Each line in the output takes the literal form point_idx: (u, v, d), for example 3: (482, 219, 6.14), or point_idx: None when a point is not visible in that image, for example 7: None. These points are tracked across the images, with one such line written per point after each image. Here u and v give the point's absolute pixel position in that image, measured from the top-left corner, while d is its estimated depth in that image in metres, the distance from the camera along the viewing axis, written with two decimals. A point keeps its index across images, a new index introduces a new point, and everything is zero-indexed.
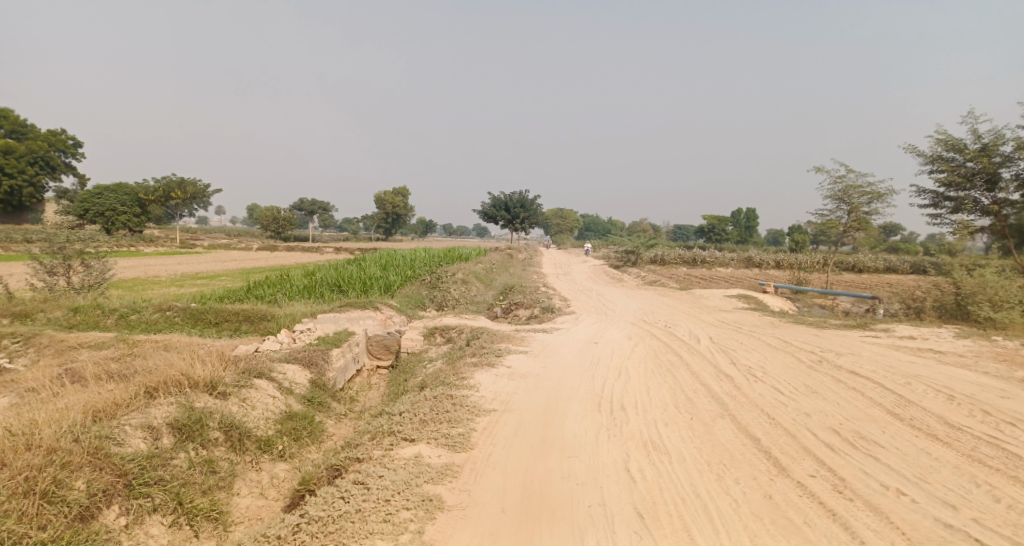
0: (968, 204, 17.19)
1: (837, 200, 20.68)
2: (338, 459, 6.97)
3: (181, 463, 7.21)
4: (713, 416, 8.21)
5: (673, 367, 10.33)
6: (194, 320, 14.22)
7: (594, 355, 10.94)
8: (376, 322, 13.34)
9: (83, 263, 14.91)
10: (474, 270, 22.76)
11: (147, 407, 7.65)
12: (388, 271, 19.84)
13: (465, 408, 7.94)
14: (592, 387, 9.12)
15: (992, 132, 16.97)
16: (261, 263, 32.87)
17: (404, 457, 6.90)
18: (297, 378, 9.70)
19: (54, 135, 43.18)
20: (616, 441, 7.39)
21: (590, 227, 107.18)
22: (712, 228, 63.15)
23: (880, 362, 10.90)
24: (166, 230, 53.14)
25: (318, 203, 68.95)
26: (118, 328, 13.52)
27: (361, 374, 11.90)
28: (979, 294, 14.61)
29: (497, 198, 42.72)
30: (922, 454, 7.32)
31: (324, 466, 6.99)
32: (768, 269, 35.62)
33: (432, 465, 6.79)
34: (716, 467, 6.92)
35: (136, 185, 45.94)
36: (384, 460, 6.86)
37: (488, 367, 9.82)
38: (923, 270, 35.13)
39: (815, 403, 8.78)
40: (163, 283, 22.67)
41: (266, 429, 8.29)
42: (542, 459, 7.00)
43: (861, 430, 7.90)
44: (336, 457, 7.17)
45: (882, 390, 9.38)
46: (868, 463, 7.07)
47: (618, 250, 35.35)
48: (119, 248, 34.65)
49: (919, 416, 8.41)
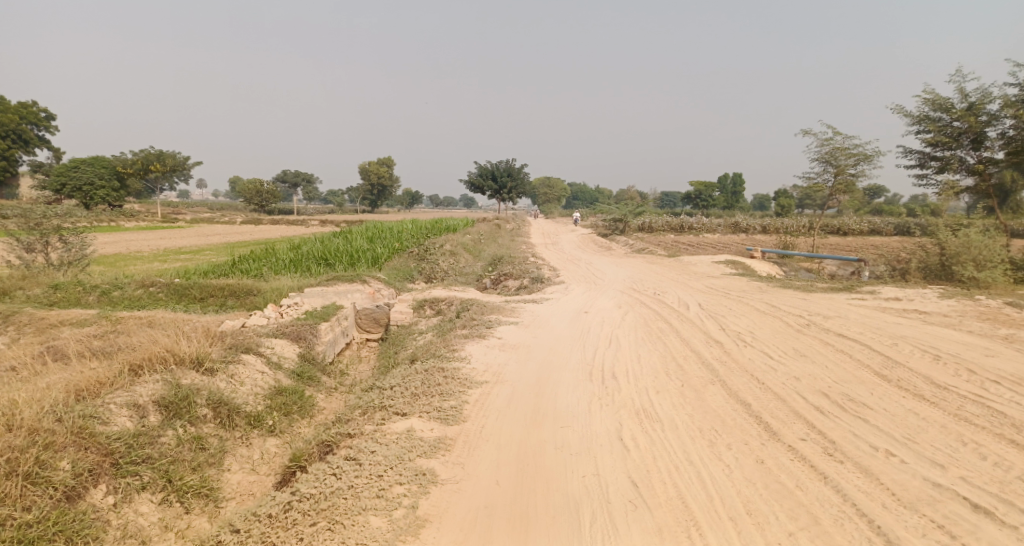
0: (954, 164, 17.18)
1: (824, 162, 20.63)
2: (329, 435, 6.92)
3: (169, 441, 7.13)
4: (704, 382, 8.22)
5: (663, 335, 10.33)
6: (178, 295, 14.06)
7: (584, 325, 10.92)
8: (364, 296, 13.25)
9: (61, 240, 14.66)
10: (462, 241, 22.63)
11: (132, 385, 7.55)
12: (375, 243, 19.68)
13: (457, 381, 7.90)
14: (583, 357, 9.11)
15: (978, 92, 16.92)
16: (245, 236, 32.55)
17: (396, 432, 6.85)
18: (285, 353, 9.63)
19: (24, 107, 42.05)
20: (609, 410, 7.38)
21: (576, 195, 106.84)
22: (698, 194, 63.17)
23: (867, 324, 10.95)
24: (147, 205, 52.42)
25: (303, 175, 68.25)
26: (100, 305, 13.34)
27: (350, 348, 11.83)
28: (963, 254, 14.68)
29: (484, 167, 42.42)
30: (909, 414, 7.36)
31: (315, 442, 6.94)
32: (755, 234, 35.72)
33: (425, 439, 6.76)
34: (709, 434, 6.93)
35: (114, 159, 45.15)
36: (376, 435, 6.81)
37: (479, 339, 9.77)
38: (907, 232, 35.33)
39: (804, 367, 8.80)
40: (145, 259, 22.39)
41: (256, 405, 8.23)
42: (535, 430, 6.98)
43: (850, 392, 7.93)
44: (327, 433, 7.11)
45: (870, 352, 9.42)
46: (857, 425, 7.10)
47: (606, 218, 35.27)
48: (99, 223, 34.17)
49: (906, 377, 8.46)
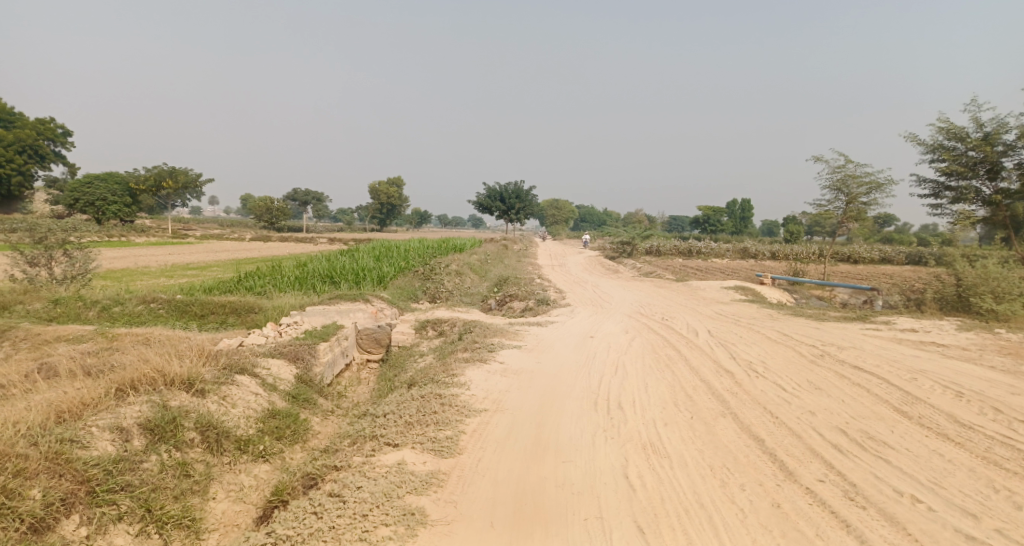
0: (970, 194, 16.82)
1: (835, 190, 20.31)
2: (314, 468, 6.56)
3: (151, 467, 6.80)
4: (714, 415, 7.84)
5: (672, 363, 9.95)
6: (178, 312, 13.78)
7: (590, 350, 10.54)
8: (367, 315, 12.95)
9: (64, 254, 14.41)
10: (469, 261, 22.36)
11: (117, 407, 7.25)
12: (381, 262, 19.41)
13: (455, 409, 7.53)
14: (587, 384, 8.75)
15: (994, 122, 16.62)
16: (251, 253, 32.37)
17: (386, 465, 6.50)
18: (282, 374, 9.30)
19: (41, 122, 42.29)
20: (614, 444, 7.00)
21: (585, 218, 106.62)
22: (707, 220, 62.98)
23: (883, 357, 10.54)
24: (157, 220, 52.48)
25: (313, 193, 68.33)
26: (99, 320, 13.08)
27: (350, 369, 11.52)
28: (980, 286, 14.26)
29: (493, 189, 42.23)
30: (934, 455, 6.96)
31: (299, 474, 6.59)
32: (764, 260, 35.31)
33: (417, 474, 6.39)
34: (720, 472, 6.54)
35: (125, 175, 45.29)
36: (365, 468, 6.46)
37: (481, 363, 9.42)
38: (918, 260, 34.87)
39: (819, 401, 8.41)
40: (152, 274, 22.18)
41: (247, 429, 7.89)
42: (535, 464, 6.62)
43: (868, 429, 7.54)
44: (312, 465, 6.75)
45: (888, 387, 9.01)
46: (879, 467, 6.70)
47: (613, 241, 34.94)
48: (108, 238, 34.11)
49: (927, 414, 8.06)
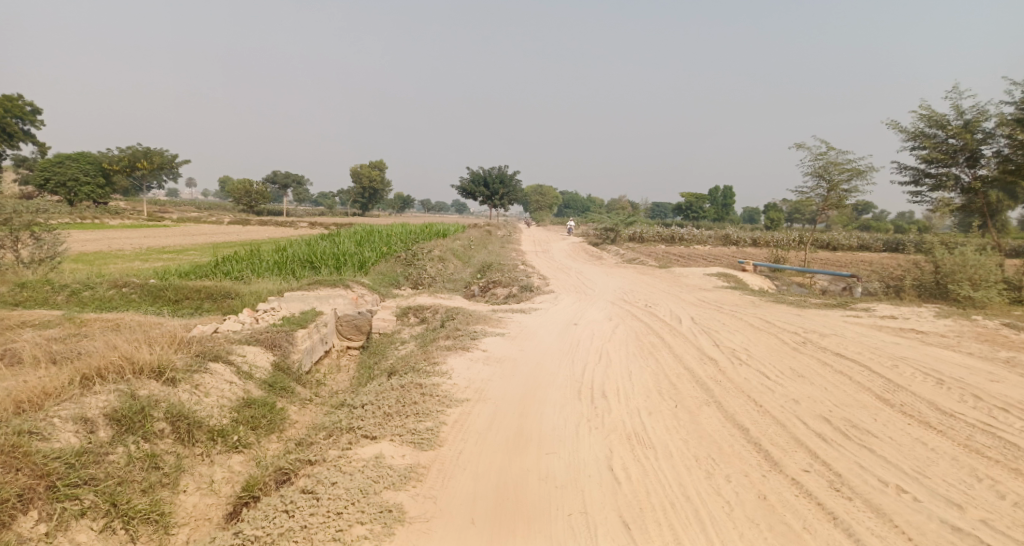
0: (949, 181, 16.85)
1: (817, 177, 20.29)
2: (286, 462, 6.35)
3: (118, 460, 6.58)
4: (698, 403, 7.73)
5: (656, 350, 9.83)
6: (152, 297, 13.44)
7: (574, 338, 10.40)
8: (347, 302, 12.72)
9: (32, 237, 13.98)
10: (452, 246, 22.14)
11: (82, 396, 7.02)
12: (362, 247, 19.11)
13: (436, 399, 7.35)
14: (571, 373, 8.60)
15: (974, 109, 16.63)
16: (228, 236, 31.84)
17: (363, 459, 6.31)
18: (257, 361, 9.06)
19: (10, 100, 41.03)
20: (598, 435, 6.86)
21: (567, 203, 106.51)
22: (688, 206, 63.34)
23: (864, 344, 10.50)
24: (132, 203, 51.49)
25: (293, 177, 67.49)
26: (69, 305, 12.70)
27: (329, 356, 11.31)
28: (959, 273, 14.29)
29: (476, 173, 41.93)
30: (917, 444, 6.90)
31: (271, 468, 6.38)
32: (745, 247, 35.44)
33: (394, 468, 6.21)
34: (705, 463, 6.44)
35: (99, 155, 44.29)
36: (340, 462, 6.27)
37: (462, 351, 9.23)
38: (896, 247, 35.19)
39: (802, 389, 8.33)
40: (126, 258, 21.67)
41: (221, 418, 7.66)
42: (517, 457, 6.46)
43: (852, 418, 7.47)
44: (285, 458, 6.54)
45: (870, 374, 8.96)
46: (864, 456, 6.62)
47: (596, 227, 34.83)
48: (81, 220, 33.39)
49: (909, 401, 8.01)
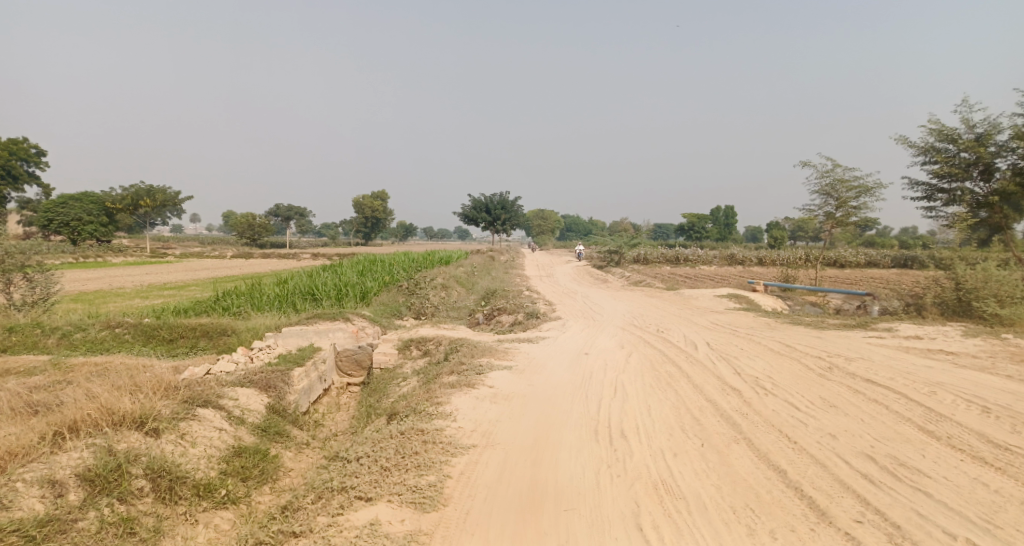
0: (964, 196, 16.23)
1: (824, 195, 19.69)
2: (267, 536, 5.67)
3: (88, 526, 6.07)
4: (726, 441, 7.05)
5: (674, 381, 9.14)
6: (146, 337, 12.83)
7: (586, 369, 9.73)
8: (347, 336, 12.12)
9: (25, 278, 13.39)
10: (455, 273, 21.59)
11: (53, 455, 6.52)
12: (365, 277, 18.54)
13: (439, 447, 6.70)
14: (585, 409, 7.93)
15: (985, 122, 16.08)
16: (230, 271, 31.36)
17: (357, 527, 5.68)
18: (250, 404, 8.42)
19: (15, 142, 40.89)
20: (621, 484, 6.19)
21: (570, 227, 106.27)
22: (691, 226, 63.12)
23: (895, 368, 9.80)
24: (135, 240, 51.18)
25: (296, 209, 67.21)
26: (59, 348, 12.14)
27: (329, 394, 10.71)
28: (984, 289, 13.57)
29: (477, 200, 41.46)
30: (977, 486, 6.21)
31: (251, 541, 5.70)
32: (751, 266, 34.85)
33: (393, 538, 5.57)
34: (744, 516, 5.79)
35: (103, 195, 43.94)
36: (332, 533, 5.63)
37: (467, 388, 8.54)
38: (905, 263, 34.53)
39: (838, 421, 7.65)
40: (125, 296, 21.12)
41: (207, 471, 7.03)
42: (532, 516, 5.81)
43: (898, 454, 6.78)
44: (265, 528, 5.83)
45: (908, 403, 8.25)
46: (920, 502, 5.96)
47: (600, 250, 34.22)
48: (82, 260, 33.03)
49: (956, 433, 7.32)
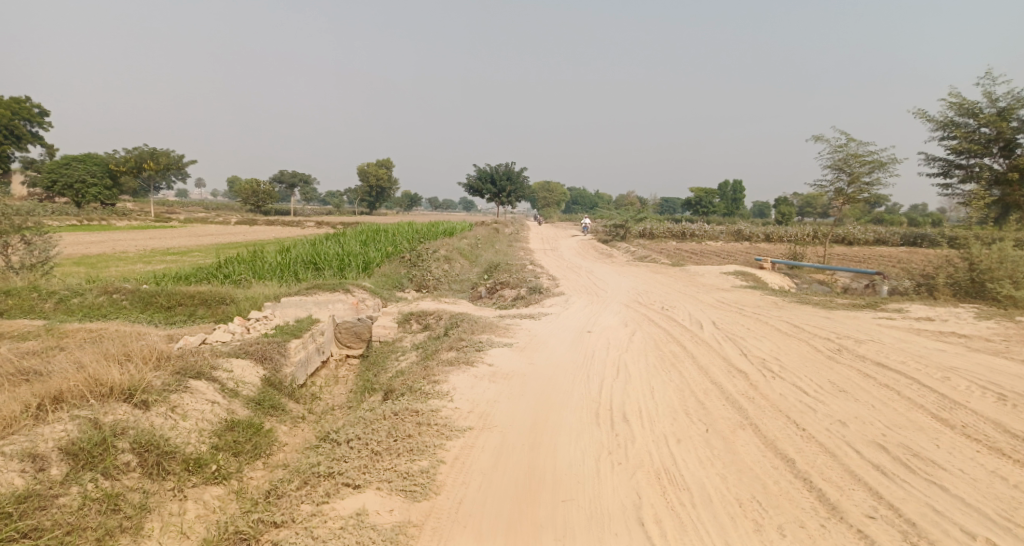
0: (981, 173, 15.79)
1: (836, 169, 19.22)
2: (248, 525, 5.44)
3: (70, 503, 5.84)
4: (732, 426, 6.80)
5: (678, 362, 8.87)
6: (144, 304, 12.56)
7: (588, 348, 9.46)
8: (347, 307, 11.87)
9: (23, 240, 13.11)
10: (459, 245, 21.28)
11: (35, 428, 6.29)
12: (368, 247, 18.22)
13: (433, 430, 6.47)
14: (586, 391, 7.68)
15: (1008, 96, 15.59)
16: (232, 237, 31.05)
17: (344, 517, 5.46)
18: (245, 377, 8.19)
19: (18, 103, 40.38)
20: (622, 473, 5.95)
21: (575, 200, 105.61)
22: (698, 201, 62.49)
23: (906, 351, 9.50)
24: (140, 204, 50.89)
25: (301, 176, 66.68)
26: (56, 313, 11.89)
27: (327, 367, 10.48)
28: (998, 271, 13.19)
29: (483, 170, 41.01)
30: (995, 479, 5.95)
31: (231, 529, 5.48)
32: (758, 242, 34.40)
33: (381, 529, 5.35)
34: (751, 510, 5.55)
35: (107, 157, 43.52)
36: (316, 523, 5.41)
37: (465, 366, 8.29)
38: (913, 242, 34.04)
39: (847, 407, 7.37)
40: (128, 260, 20.85)
41: (198, 445, 6.81)
42: (528, 507, 5.58)
43: (911, 443, 6.51)
44: (249, 514, 5.60)
45: (921, 389, 7.96)
46: (936, 497, 5.71)
47: (606, 223, 33.76)
48: (85, 222, 32.74)
49: (971, 422, 7.05)
